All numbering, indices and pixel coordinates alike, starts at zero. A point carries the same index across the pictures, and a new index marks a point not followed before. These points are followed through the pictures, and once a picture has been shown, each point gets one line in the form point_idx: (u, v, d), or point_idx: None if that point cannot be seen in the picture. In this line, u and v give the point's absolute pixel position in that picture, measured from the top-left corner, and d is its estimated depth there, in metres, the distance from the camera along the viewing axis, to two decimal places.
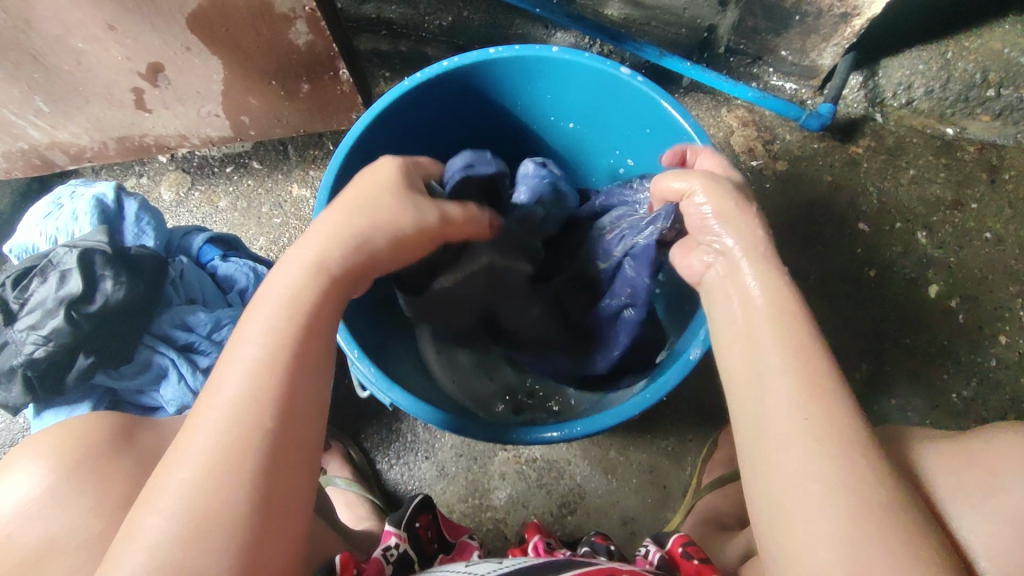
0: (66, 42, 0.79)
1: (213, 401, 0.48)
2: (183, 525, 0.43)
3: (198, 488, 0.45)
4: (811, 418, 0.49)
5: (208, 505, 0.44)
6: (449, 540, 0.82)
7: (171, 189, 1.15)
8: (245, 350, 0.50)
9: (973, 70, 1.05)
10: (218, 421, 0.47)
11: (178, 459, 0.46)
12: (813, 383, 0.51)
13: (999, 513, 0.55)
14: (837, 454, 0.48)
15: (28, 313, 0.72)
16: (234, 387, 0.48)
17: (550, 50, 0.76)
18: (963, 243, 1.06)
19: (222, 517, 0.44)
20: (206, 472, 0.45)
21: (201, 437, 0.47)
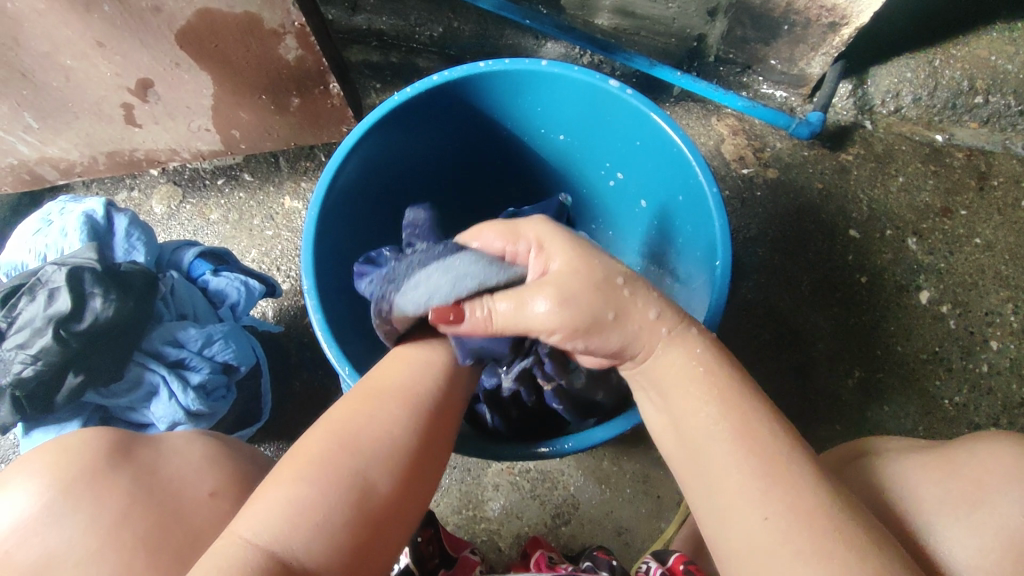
0: (54, 59, 0.79)
1: (392, 377, 0.61)
2: (337, 485, 0.51)
3: (366, 431, 0.55)
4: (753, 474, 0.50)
5: (359, 472, 0.52)
6: (451, 554, 0.81)
7: (162, 202, 1.14)
8: (409, 367, 0.63)
9: (960, 77, 1.07)
10: (393, 388, 0.60)
11: (345, 433, 0.55)
12: (737, 421, 0.53)
13: (985, 527, 0.56)
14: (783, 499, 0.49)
15: (17, 332, 0.71)
16: (413, 373, 0.62)
17: (539, 64, 0.76)
18: (952, 249, 1.07)
19: (364, 490, 0.52)
20: (365, 447, 0.54)
21: (362, 420, 0.56)
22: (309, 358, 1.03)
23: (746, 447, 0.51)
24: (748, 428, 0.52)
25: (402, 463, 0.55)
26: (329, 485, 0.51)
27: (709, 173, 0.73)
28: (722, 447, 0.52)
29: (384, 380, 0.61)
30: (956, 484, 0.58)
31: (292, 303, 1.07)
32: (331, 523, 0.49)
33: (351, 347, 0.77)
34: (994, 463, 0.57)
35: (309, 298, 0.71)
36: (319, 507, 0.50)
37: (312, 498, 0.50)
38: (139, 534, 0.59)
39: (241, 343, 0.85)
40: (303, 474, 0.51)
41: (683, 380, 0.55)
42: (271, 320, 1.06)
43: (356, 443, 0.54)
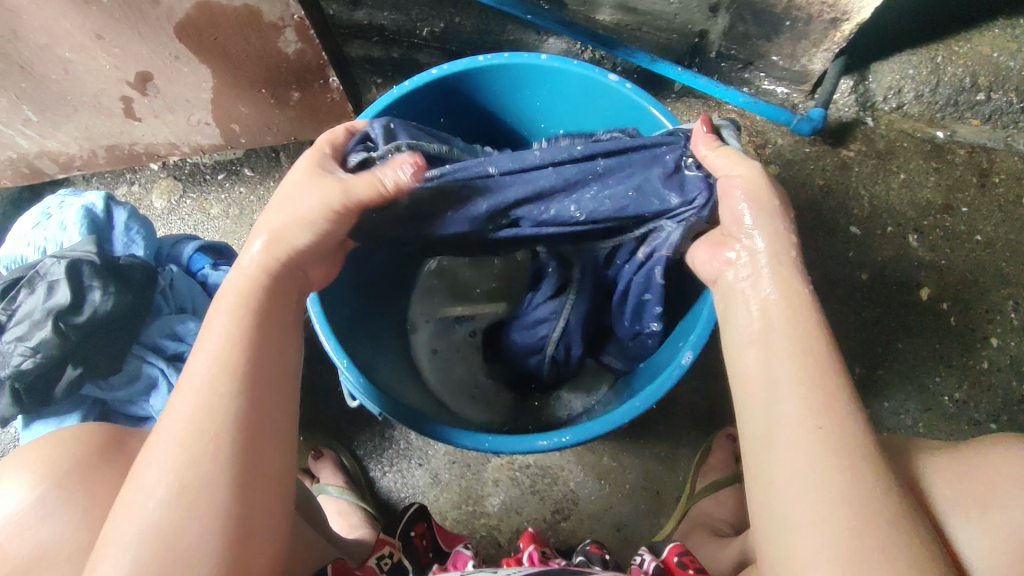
0: (52, 52, 0.79)
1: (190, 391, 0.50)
2: (149, 547, 0.44)
3: (175, 473, 0.46)
4: (824, 420, 0.49)
5: (180, 529, 0.45)
6: (444, 548, 0.82)
7: (162, 197, 1.14)
8: (199, 365, 0.51)
9: (962, 74, 1.06)
10: (183, 409, 0.49)
11: (139, 489, 0.46)
12: (824, 386, 0.50)
13: (998, 527, 0.54)
14: (843, 451, 0.47)
15: (16, 324, 0.71)
16: (196, 379, 0.50)
17: (539, 58, 0.76)
18: (954, 246, 1.07)
19: (184, 545, 0.45)
20: (178, 494, 0.46)
21: (156, 470, 0.47)
22: (309, 353, 1.03)
23: (830, 430, 0.48)
24: (833, 408, 0.49)
25: (231, 496, 0.47)
26: (146, 546, 0.44)
27: None
28: (810, 422, 0.49)
29: (176, 405, 0.49)
30: (970, 485, 0.57)
31: None
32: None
33: (350, 340, 0.77)
34: (1008, 465, 0.57)
35: (308, 291, 0.71)
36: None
37: (124, 568, 0.43)
38: None
39: None
40: (125, 538, 0.44)
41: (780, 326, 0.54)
42: None
43: (164, 495, 0.46)
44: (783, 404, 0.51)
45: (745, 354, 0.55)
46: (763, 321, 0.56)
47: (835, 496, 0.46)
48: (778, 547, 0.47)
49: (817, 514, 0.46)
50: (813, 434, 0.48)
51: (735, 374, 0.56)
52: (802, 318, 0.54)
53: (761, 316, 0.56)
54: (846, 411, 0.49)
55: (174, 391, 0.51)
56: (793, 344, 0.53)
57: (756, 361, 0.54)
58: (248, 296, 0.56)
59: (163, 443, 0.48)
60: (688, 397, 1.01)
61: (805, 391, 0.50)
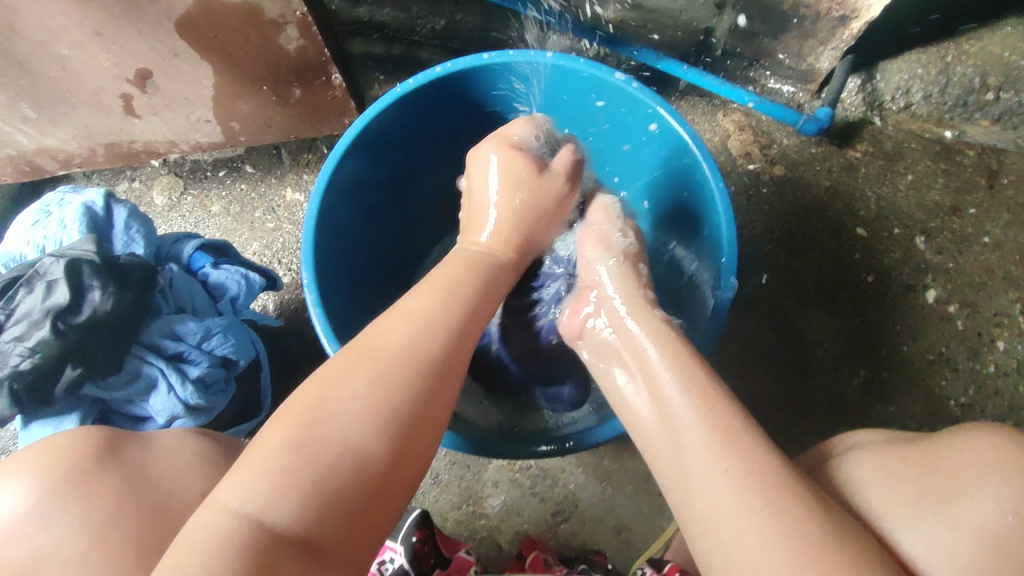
0: (51, 48, 0.78)
1: (356, 381, 0.51)
2: (300, 458, 0.47)
3: (294, 462, 0.46)
4: (727, 444, 0.50)
5: (332, 442, 0.48)
6: (446, 555, 0.81)
7: (163, 193, 1.14)
8: (405, 332, 0.55)
9: (971, 74, 1.05)
10: (353, 399, 0.50)
11: (337, 400, 0.50)
12: (715, 414, 0.52)
13: (964, 522, 0.54)
14: (758, 473, 0.48)
15: (14, 325, 0.70)
16: (381, 375, 0.52)
17: (544, 57, 0.75)
18: (961, 248, 1.05)
19: (353, 462, 0.48)
20: (356, 419, 0.49)
21: (351, 386, 0.51)
22: (310, 352, 1.03)
23: (730, 453, 0.49)
24: (733, 436, 0.50)
25: (401, 414, 0.51)
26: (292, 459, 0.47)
27: (717, 171, 0.71)
28: (718, 463, 0.49)
29: (389, 336, 0.55)
30: (934, 477, 0.57)
31: (293, 296, 1.06)
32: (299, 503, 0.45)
33: (350, 341, 0.76)
34: (973, 456, 0.56)
35: (308, 291, 0.70)
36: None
37: (273, 481, 0.46)
38: (132, 532, 0.58)
39: (241, 337, 0.85)
40: (261, 464, 0.47)
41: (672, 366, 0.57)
42: (271, 313, 1.05)
43: (347, 417, 0.49)
44: (687, 444, 0.52)
45: (643, 405, 0.57)
46: (641, 363, 0.59)
47: (754, 520, 0.46)
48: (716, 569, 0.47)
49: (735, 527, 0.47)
50: (723, 472, 0.49)
51: (622, 396, 0.60)
52: (683, 361, 0.57)
53: (638, 357, 0.60)
54: (745, 432, 0.51)
55: (374, 328, 0.56)
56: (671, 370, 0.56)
57: (648, 411, 0.56)
58: (440, 279, 0.62)
59: (333, 431, 0.48)
60: None
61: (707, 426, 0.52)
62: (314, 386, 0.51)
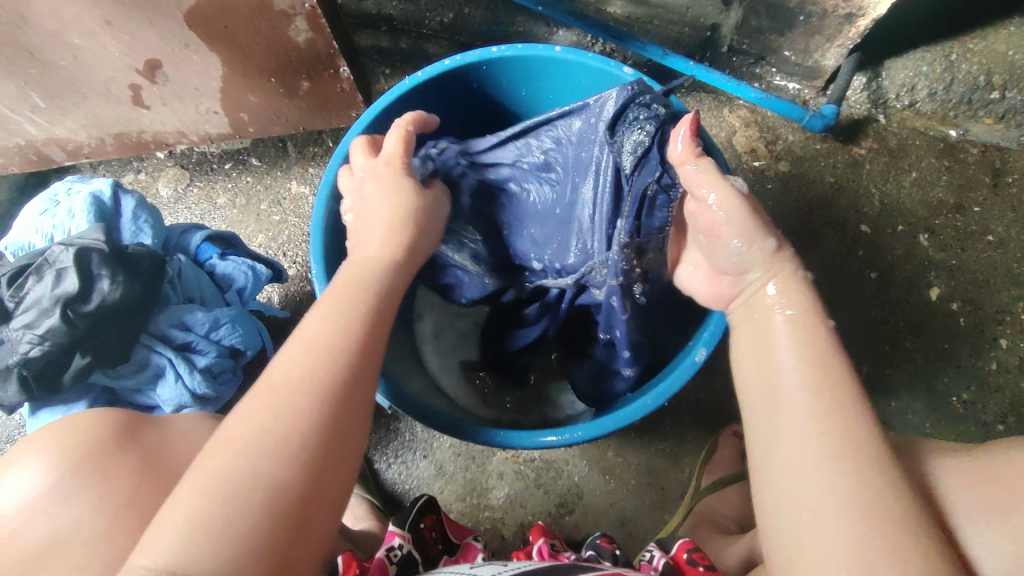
0: (61, 37, 0.78)
1: (233, 428, 0.50)
2: (218, 505, 0.46)
3: (177, 519, 0.45)
4: (827, 424, 0.52)
5: (244, 481, 0.47)
6: (455, 540, 0.82)
7: (169, 185, 1.14)
8: (322, 332, 0.56)
9: (977, 72, 1.04)
10: (241, 436, 0.49)
11: (241, 440, 0.49)
12: (826, 391, 0.53)
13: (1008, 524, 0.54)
14: (852, 452, 0.50)
15: (24, 312, 0.71)
16: (247, 430, 0.49)
17: (553, 50, 0.75)
18: (965, 246, 1.06)
19: (266, 498, 0.47)
20: (261, 446, 0.49)
21: (253, 424, 0.50)
22: None
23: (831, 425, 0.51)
24: (838, 412, 0.52)
25: (299, 450, 0.49)
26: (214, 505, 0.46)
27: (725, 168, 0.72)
28: (818, 448, 0.51)
29: (299, 355, 0.54)
30: (982, 484, 0.57)
31: (299, 288, 1.06)
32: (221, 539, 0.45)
33: None
34: (1020, 463, 0.56)
35: (317, 282, 0.71)
36: None
37: (191, 518, 0.45)
38: (143, 519, 0.59)
39: (248, 327, 0.84)
40: (200, 490, 0.47)
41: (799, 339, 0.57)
42: (277, 305, 1.05)
43: (251, 442, 0.49)
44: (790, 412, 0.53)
45: (751, 372, 0.58)
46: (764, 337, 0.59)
47: (843, 507, 0.48)
48: (787, 546, 0.50)
49: (831, 513, 0.48)
50: (821, 450, 0.51)
51: (738, 377, 0.60)
52: (812, 343, 0.56)
53: (760, 333, 0.59)
54: (852, 415, 0.52)
55: (295, 340, 0.55)
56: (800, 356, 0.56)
57: (759, 382, 0.57)
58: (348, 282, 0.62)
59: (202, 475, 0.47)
60: (695, 393, 1.01)
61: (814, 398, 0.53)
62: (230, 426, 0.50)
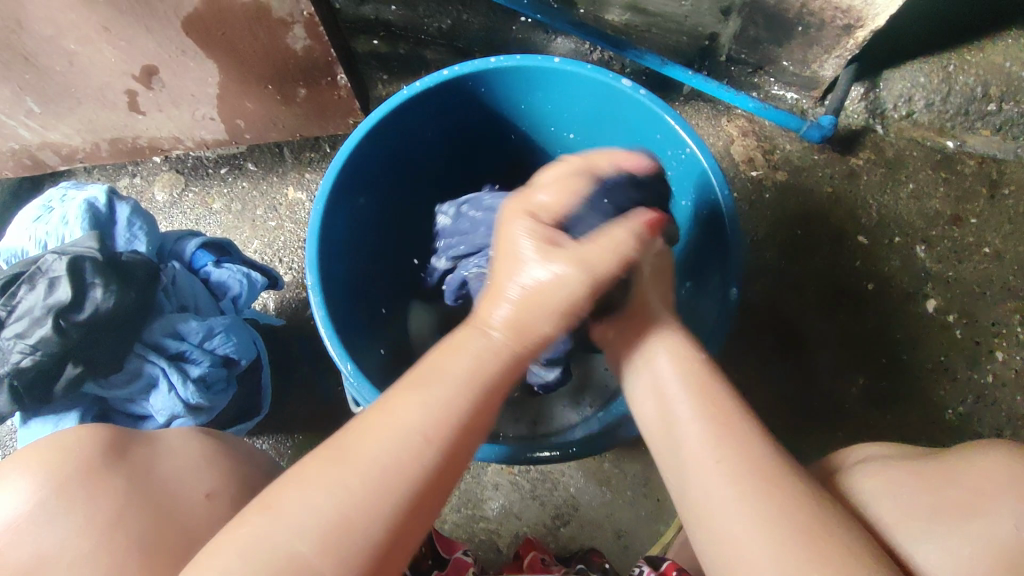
0: (57, 43, 0.77)
1: (339, 472, 0.48)
2: (270, 560, 0.45)
3: None
4: (724, 444, 0.53)
5: (293, 551, 0.45)
6: (443, 556, 0.80)
7: (164, 189, 1.13)
8: (420, 408, 0.51)
9: (974, 83, 1.06)
10: (344, 485, 0.47)
11: (297, 506, 0.47)
12: (720, 412, 0.55)
13: (975, 534, 0.55)
14: (754, 473, 0.51)
15: (16, 321, 0.70)
16: (358, 460, 0.48)
17: (551, 61, 0.75)
18: (961, 258, 1.06)
19: (330, 567, 0.45)
20: (332, 517, 0.46)
21: (329, 481, 0.48)
22: (310, 352, 1.03)
23: (726, 441, 0.53)
24: (726, 421, 0.54)
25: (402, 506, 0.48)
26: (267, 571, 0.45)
27: (723, 182, 0.71)
28: (708, 458, 0.52)
29: (405, 417, 0.51)
30: (950, 491, 0.57)
31: (294, 295, 1.06)
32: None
33: (352, 340, 0.76)
34: (988, 472, 0.57)
35: (312, 293, 0.70)
36: None
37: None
38: (137, 532, 0.58)
39: (242, 337, 0.84)
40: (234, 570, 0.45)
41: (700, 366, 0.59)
42: (272, 312, 1.05)
43: (322, 516, 0.46)
44: (684, 444, 0.54)
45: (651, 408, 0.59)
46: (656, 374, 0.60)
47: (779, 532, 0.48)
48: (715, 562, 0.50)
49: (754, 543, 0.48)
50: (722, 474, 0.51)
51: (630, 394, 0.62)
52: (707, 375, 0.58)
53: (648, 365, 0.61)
54: (740, 430, 0.54)
55: (390, 409, 0.52)
56: (668, 354, 0.61)
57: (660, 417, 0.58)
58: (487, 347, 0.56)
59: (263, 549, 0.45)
60: None
61: (702, 420, 0.54)
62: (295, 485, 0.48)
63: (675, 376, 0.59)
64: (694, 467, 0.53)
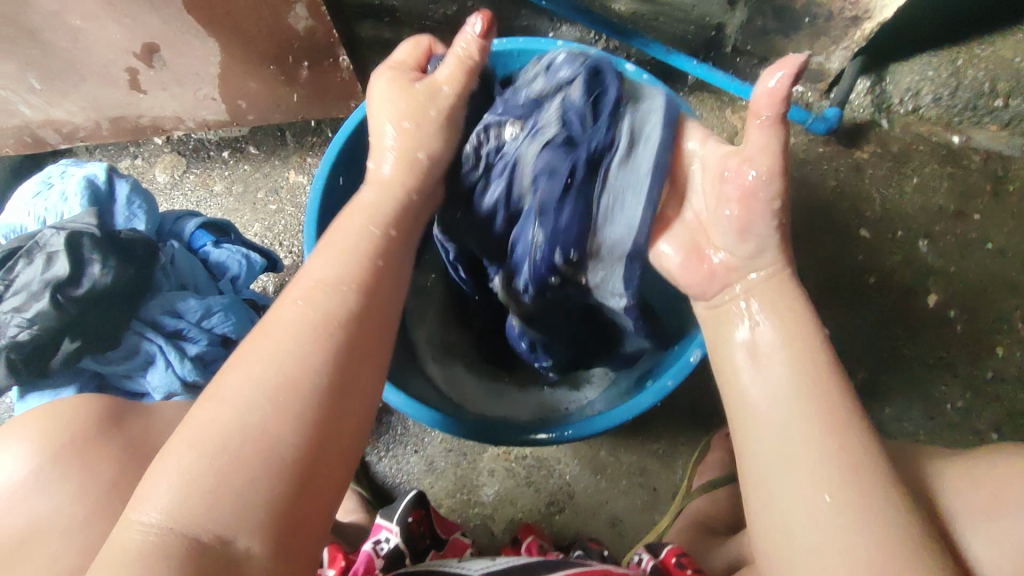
0: (60, 18, 0.77)
1: (279, 340, 0.51)
2: (223, 446, 0.46)
3: (194, 469, 0.45)
4: (847, 446, 0.48)
5: (228, 443, 0.46)
6: (442, 536, 0.82)
7: (166, 171, 1.13)
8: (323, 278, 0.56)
9: (982, 78, 1.03)
10: (289, 349, 0.51)
11: (303, 377, 0.50)
12: (834, 415, 0.49)
13: (1005, 539, 0.53)
14: (860, 477, 0.47)
15: (13, 296, 0.70)
16: (303, 322, 0.52)
17: (555, 44, 0.75)
18: (965, 253, 1.05)
19: (271, 447, 0.47)
20: (260, 413, 0.47)
21: (292, 350, 0.51)
22: None
23: (847, 452, 0.47)
24: (832, 401, 0.49)
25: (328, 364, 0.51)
26: (202, 477, 0.45)
27: None
28: (826, 456, 0.48)
29: (282, 322, 0.53)
30: (975, 494, 0.56)
31: (294, 278, 1.06)
32: (240, 505, 0.45)
33: None
34: (1017, 477, 0.55)
35: None
36: (199, 510, 0.44)
37: (178, 487, 0.45)
38: None
39: (241, 317, 0.84)
40: (187, 454, 0.46)
41: (790, 312, 0.53)
42: (272, 295, 1.05)
43: (248, 408, 0.48)
44: (783, 431, 0.49)
45: (753, 377, 0.52)
46: (750, 348, 0.53)
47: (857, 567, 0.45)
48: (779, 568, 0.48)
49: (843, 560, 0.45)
50: (826, 475, 0.47)
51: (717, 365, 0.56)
52: (798, 337, 0.52)
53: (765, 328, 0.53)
54: (850, 430, 0.49)
55: (268, 338, 0.52)
56: (775, 325, 0.53)
57: (764, 390, 0.51)
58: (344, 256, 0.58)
59: (187, 434, 0.47)
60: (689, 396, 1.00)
61: (820, 417, 0.49)
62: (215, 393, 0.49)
63: (781, 345, 0.52)
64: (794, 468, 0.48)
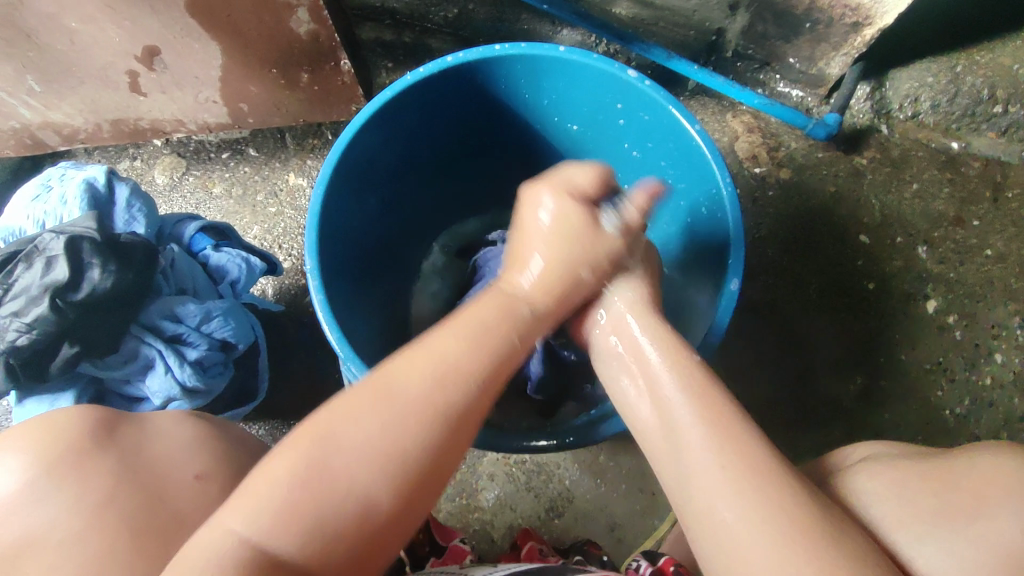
0: (60, 20, 0.77)
1: (410, 384, 0.52)
2: (304, 493, 0.47)
3: (304, 489, 0.47)
4: (721, 442, 0.53)
5: (338, 472, 0.48)
6: (441, 542, 0.81)
7: (165, 172, 1.13)
8: (456, 343, 0.56)
9: (980, 85, 1.04)
10: (416, 393, 0.52)
11: (416, 423, 0.51)
12: (709, 412, 0.55)
13: (983, 539, 0.54)
14: (748, 470, 0.51)
15: (12, 300, 0.70)
16: (441, 370, 0.54)
17: (558, 49, 0.74)
18: (964, 259, 1.05)
19: (370, 498, 0.48)
20: (370, 454, 0.49)
21: (419, 394, 0.52)
22: (308, 338, 1.02)
23: (718, 437, 0.53)
24: (721, 414, 0.55)
25: (442, 424, 0.51)
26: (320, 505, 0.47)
27: (726, 173, 0.71)
28: (708, 449, 0.53)
29: (407, 382, 0.52)
30: (954, 495, 0.56)
31: (293, 282, 1.05)
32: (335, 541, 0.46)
33: (351, 324, 0.75)
34: (997, 477, 0.56)
35: (311, 278, 0.69)
36: (296, 537, 0.45)
37: (291, 503, 0.46)
38: (134, 508, 0.58)
39: (241, 321, 0.84)
40: (300, 468, 0.48)
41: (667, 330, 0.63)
42: (271, 298, 1.05)
43: (364, 443, 0.49)
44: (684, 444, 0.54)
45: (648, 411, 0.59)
46: (644, 365, 0.61)
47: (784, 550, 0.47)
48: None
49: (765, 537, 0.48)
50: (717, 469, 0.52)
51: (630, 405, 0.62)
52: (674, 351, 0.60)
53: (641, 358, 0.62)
54: (735, 426, 0.54)
55: (398, 376, 0.53)
56: (656, 345, 0.61)
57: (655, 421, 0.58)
58: (472, 316, 0.60)
59: (314, 448, 0.49)
60: None
61: (702, 420, 0.54)
62: (342, 412, 0.51)
63: (664, 365, 0.60)
64: (695, 467, 0.53)
